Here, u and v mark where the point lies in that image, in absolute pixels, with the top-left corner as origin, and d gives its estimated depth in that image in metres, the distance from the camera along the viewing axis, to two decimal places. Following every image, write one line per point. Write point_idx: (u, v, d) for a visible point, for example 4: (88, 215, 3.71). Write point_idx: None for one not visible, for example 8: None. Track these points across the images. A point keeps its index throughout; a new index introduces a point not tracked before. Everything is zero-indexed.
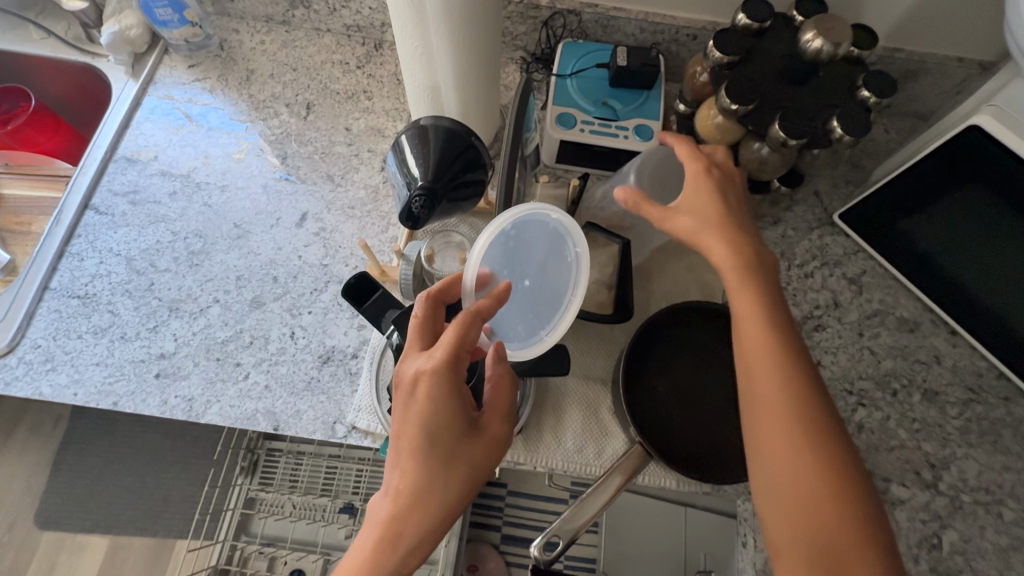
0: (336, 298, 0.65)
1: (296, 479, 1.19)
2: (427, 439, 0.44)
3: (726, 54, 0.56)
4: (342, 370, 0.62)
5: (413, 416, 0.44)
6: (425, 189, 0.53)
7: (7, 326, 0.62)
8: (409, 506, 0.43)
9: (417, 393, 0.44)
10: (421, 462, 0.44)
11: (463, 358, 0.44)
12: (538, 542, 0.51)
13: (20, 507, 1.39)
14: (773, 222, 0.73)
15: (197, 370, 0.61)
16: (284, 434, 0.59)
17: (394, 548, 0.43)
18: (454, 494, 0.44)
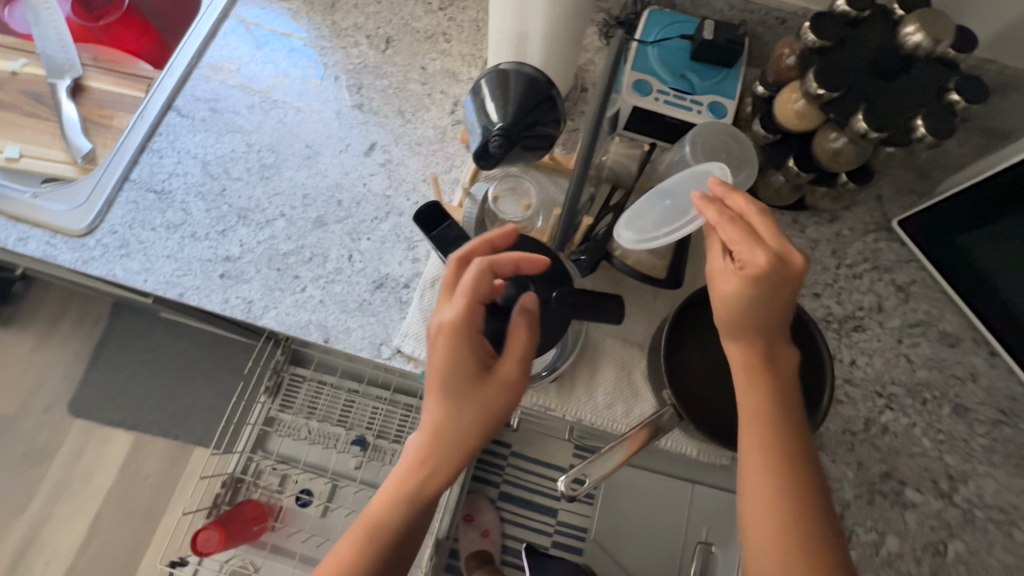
0: (394, 229, 0.68)
1: (315, 406, 1.24)
2: (447, 378, 0.47)
3: (820, 38, 0.56)
4: (393, 297, 0.65)
5: (437, 359, 0.47)
6: (504, 131, 0.56)
7: (88, 209, 0.65)
8: (434, 438, 0.47)
9: (442, 342, 0.47)
10: (440, 402, 0.47)
11: (478, 308, 0.47)
12: (564, 478, 0.53)
13: (58, 392, 1.48)
14: (830, 219, 0.71)
15: (258, 276, 0.64)
16: (333, 347, 0.62)
17: (419, 472, 0.47)
18: (470, 428, 0.47)
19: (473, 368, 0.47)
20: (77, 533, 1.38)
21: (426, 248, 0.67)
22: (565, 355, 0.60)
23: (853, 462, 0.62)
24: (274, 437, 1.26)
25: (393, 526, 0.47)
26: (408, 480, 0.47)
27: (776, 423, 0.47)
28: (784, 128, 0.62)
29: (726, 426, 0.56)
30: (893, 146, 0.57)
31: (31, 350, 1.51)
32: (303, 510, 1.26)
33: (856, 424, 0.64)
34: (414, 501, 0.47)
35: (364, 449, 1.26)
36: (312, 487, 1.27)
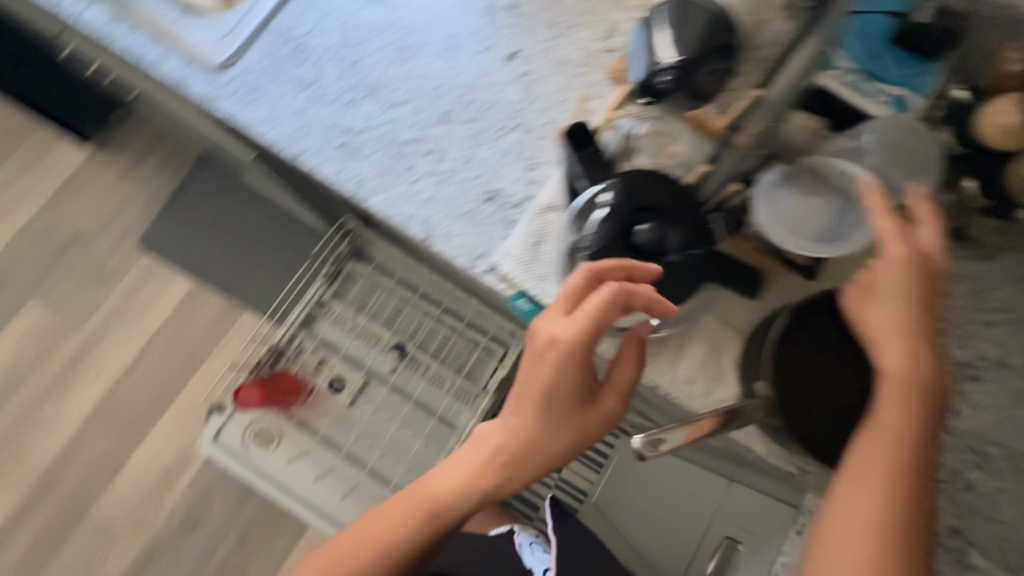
0: (518, 144, 0.65)
1: (370, 298, 1.32)
2: (548, 398, 0.50)
3: None
4: (500, 214, 0.63)
5: (540, 375, 0.50)
6: (680, 65, 0.52)
7: (228, 45, 0.64)
8: (523, 447, 0.52)
9: (554, 362, 0.49)
10: (534, 413, 0.51)
11: (598, 336, 0.48)
12: (640, 436, 0.49)
13: (133, 224, 1.55)
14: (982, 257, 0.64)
15: (375, 156, 0.63)
16: (432, 247, 0.61)
17: (499, 471, 0.53)
18: (561, 448, 0.51)
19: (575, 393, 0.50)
20: (125, 357, 1.47)
21: (546, 172, 0.64)
22: (672, 318, 0.57)
23: None
24: (322, 322, 1.30)
25: (467, 505, 0.56)
26: (489, 468, 0.54)
27: (910, 416, 0.47)
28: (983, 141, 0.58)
29: (815, 434, 0.53)
30: None
31: (116, 179, 1.58)
32: (333, 398, 1.27)
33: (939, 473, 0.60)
34: (489, 493, 0.55)
35: (401, 356, 1.30)
36: (345, 378, 1.28)
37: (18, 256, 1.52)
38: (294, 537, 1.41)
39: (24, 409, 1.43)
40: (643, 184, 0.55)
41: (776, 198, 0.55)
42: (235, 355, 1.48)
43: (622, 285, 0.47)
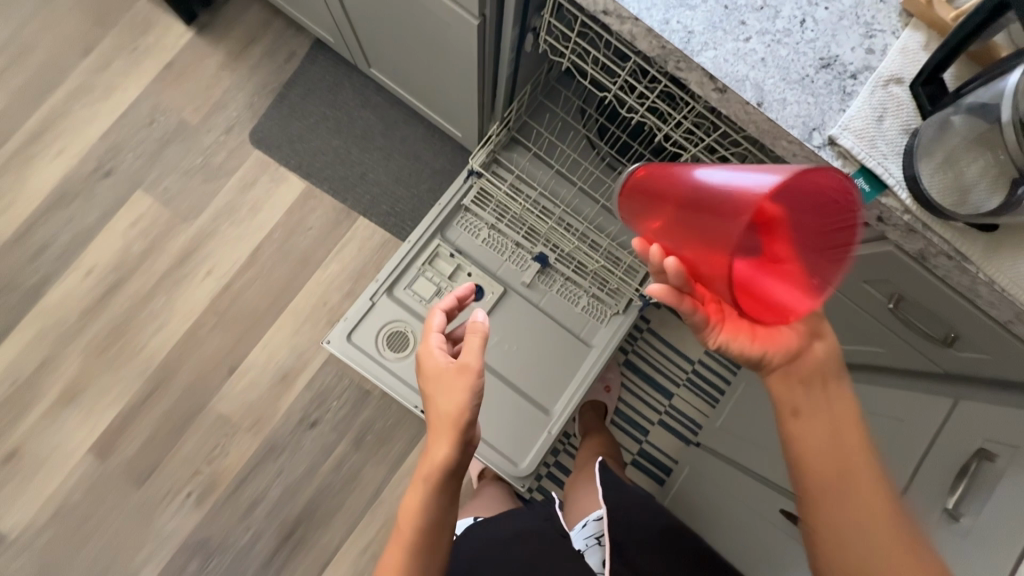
0: (855, 7, 0.58)
1: (514, 200, 1.24)
2: (440, 391, 0.65)
3: None
4: (837, 83, 0.56)
5: (430, 379, 0.67)
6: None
7: None
8: (443, 423, 0.63)
9: (443, 369, 0.66)
10: (440, 384, 0.65)
11: (437, 352, 0.68)
12: (897, 304, 0.71)
13: (239, 118, 1.45)
14: None
15: (703, 8, 0.56)
16: (764, 113, 0.56)
17: (447, 430, 0.63)
18: (445, 395, 0.64)
19: (441, 370, 0.66)
20: (237, 256, 1.42)
21: (886, 42, 0.57)
22: (883, 254, 0.65)
23: None
24: (457, 228, 1.25)
25: (446, 462, 0.62)
26: (444, 445, 0.62)
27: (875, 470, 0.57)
28: None
29: (940, 324, 0.69)
30: None
31: (220, 65, 1.46)
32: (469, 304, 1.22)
33: None
34: (436, 466, 0.62)
35: (542, 268, 1.26)
36: (484, 287, 1.23)
37: (121, 142, 1.43)
38: (411, 443, 1.42)
39: (136, 302, 1.39)
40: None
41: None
42: (350, 260, 1.44)
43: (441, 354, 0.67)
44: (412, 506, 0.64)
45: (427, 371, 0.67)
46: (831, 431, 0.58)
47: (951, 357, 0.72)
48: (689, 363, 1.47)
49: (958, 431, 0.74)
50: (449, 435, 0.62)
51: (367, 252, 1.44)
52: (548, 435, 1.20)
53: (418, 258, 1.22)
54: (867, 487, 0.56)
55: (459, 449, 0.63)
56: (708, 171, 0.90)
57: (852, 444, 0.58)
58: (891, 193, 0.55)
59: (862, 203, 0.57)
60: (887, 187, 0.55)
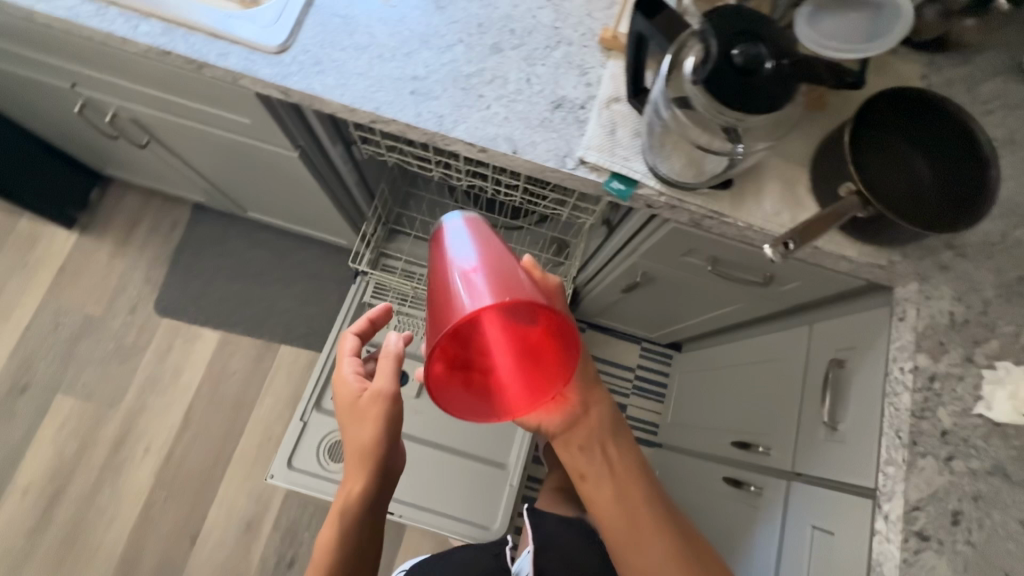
0: (566, 56, 0.71)
1: (410, 282, 1.33)
2: (354, 420, 0.70)
3: None
4: (571, 116, 0.69)
5: (344, 410, 0.71)
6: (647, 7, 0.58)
7: (282, 29, 0.68)
8: (356, 455, 0.69)
9: (353, 396, 0.70)
10: (354, 414, 0.70)
11: (352, 382, 0.71)
12: (717, 267, 0.81)
13: (141, 295, 1.51)
14: (928, 65, 0.76)
15: (445, 94, 0.68)
16: (522, 158, 0.67)
17: (358, 462, 0.69)
18: (357, 429, 0.69)
19: (353, 403, 0.70)
20: (171, 423, 1.43)
21: (599, 73, 0.71)
22: (676, 234, 0.76)
23: (992, 268, 0.69)
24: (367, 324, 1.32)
25: (357, 495, 0.68)
26: (353, 476, 0.69)
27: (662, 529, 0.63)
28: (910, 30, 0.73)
29: (753, 271, 0.80)
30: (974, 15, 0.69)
31: (110, 255, 1.54)
32: None
33: (993, 237, 0.70)
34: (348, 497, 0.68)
35: None
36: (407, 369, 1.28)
37: (30, 355, 1.45)
38: (395, 545, 1.40)
39: (80, 505, 1.36)
40: (728, 15, 0.52)
41: (835, 37, 0.59)
42: (282, 389, 1.48)
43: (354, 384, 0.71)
44: (320, 542, 0.68)
45: (342, 401, 0.71)
46: (616, 492, 0.64)
47: (780, 291, 0.82)
48: (627, 372, 1.52)
49: (818, 350, 0.83)
50: (358, 471, 0.68)
51: (296, 374, 1.49)
52: (511, 487, 1.22)
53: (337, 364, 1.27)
54: (651, 547, 0.63)
55: (371, 482, 0.69)
56: (545, 206, 1.02)
57: (639, 509, 0.64)
58: (642, 184, 0.66)
59: (626, 199, 0.68)
60: (638, 182, 0.66)
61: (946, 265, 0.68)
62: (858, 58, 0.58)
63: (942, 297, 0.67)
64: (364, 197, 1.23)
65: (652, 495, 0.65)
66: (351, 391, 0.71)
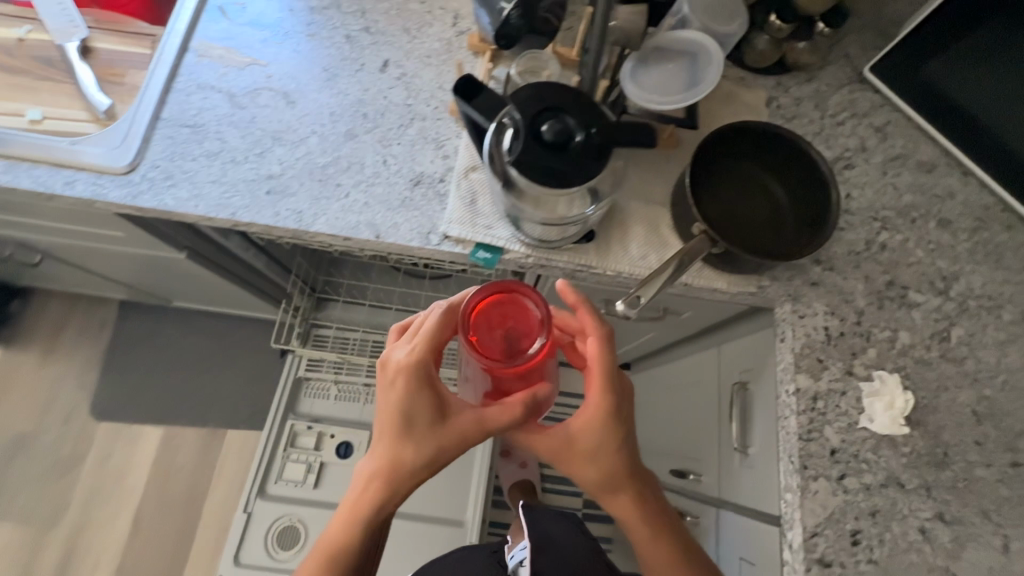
0: (421, 132, 0.72)
1: (345, 350, 1.31)
2: (406, 433, 0.53)
3: None
4: (431, 191, 0.69)
5: (390, 410, 0.53)
6: (467, 79, 0.57)
7: (129, 148, 0.67)
8: (394, 471, 0.54)
9: (414, 405, 0.52)
10: (414, 431, 0.52)
11: (422, 391, 0.52)
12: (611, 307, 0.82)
13: (76, 401, 1.47)
14: (777, 86, 0.78)
15: (302, 189, 0.68)
16: (385, 241, 0.67)
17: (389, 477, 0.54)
18: (414, 454, 0.52)
19: (409, 419, 0.52)
20: (120, 531, 1.38)
21: (455, 144, 0.72)
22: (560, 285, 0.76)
23: (861, 277, 0.70)
24: (305, 399, 1.29)
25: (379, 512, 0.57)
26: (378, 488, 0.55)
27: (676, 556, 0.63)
28: (749, 59, 0.76)
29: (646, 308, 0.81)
30: (800, 39, 0.72)
31: (40, 364, 1.49)
32: (344, 463, 1.24)
33: (859, 246, 0.72)
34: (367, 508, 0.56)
35: None
36: (351, 439, 1.26)
37: None
38: None
39: None
40: (538, 89, 0.53)
41: (643, 81, 0.61)
42: (233, 475, 1.44)
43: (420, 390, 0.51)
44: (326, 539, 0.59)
45: (390, 405, 0.52)
46: (644, 538, 0.61)
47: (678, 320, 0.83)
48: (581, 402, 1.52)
49: (726, 373, 0.83)
50: (392, 487, 0.55)
51: (246, 457, 1.45)
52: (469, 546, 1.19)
53: (277, 445, 1.23)
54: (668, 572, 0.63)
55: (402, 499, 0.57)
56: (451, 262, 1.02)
57: (661, 547, 0.62)
58: (507, 250, 0.66)
59: (495, 265, 0.68)
60: (503, 248, 0.67)
61: (816, 281, 0.70)
62: (648, 107, 0.60)
63: (816, 313, 0.68)
64: (281, 274, 1.22)
65: (676, 532, 0.63)
66: (415, 403, 0.51)
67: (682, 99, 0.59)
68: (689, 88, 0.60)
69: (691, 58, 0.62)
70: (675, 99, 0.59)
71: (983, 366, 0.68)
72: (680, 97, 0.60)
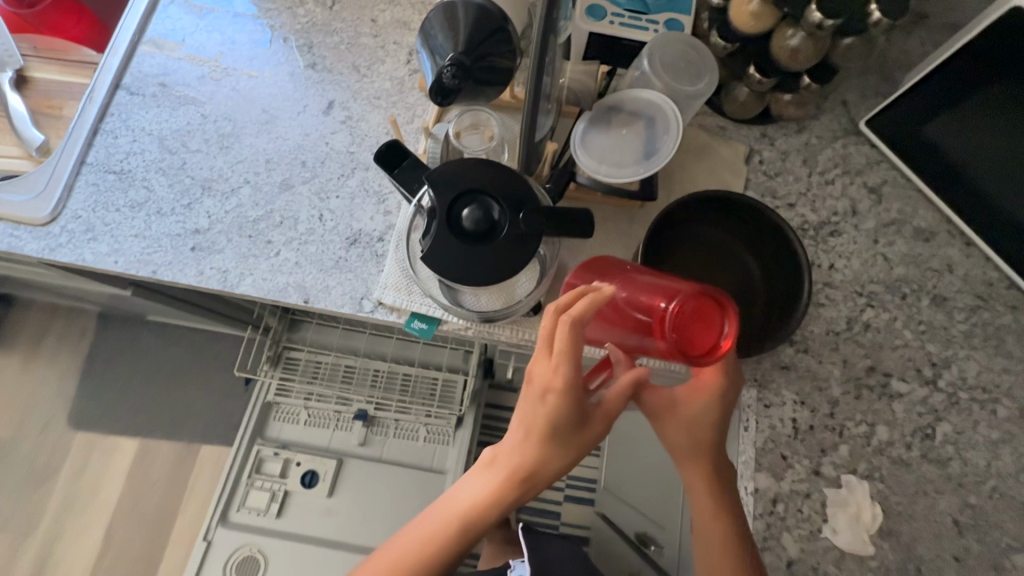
0: (362, 184, 0.67)
1: (316, 377, 1.27)
2: (550, 427, 0.49)
3: (728, 42, 0.62)
4: (369, 252, 0.64)
5: (532, 406, 0.49)
6: (390, 144, 0.51)
7: (48, 196, 0.63)
8: (520, 471, 0.51)
9: (567, 389, 0.48)
10: (558, 422, 0.49)
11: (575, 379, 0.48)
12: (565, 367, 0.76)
13: (54, 409, 1.47)
14: (761, 136, 0.70)
15: (230, 245, 0.63)
16: (314, 307, 0.62)
17: (517, 475, 0.51)
18: (560, 454, 0.50)
19: (552, 413, 0.49)
20: (92, 543, 1.38)
21: (398, 199, 0.66)
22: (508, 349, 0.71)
23: (838, 360, 0.63)
24: (273, 423, 1.26)
25: (486, 515, 0.52)
26: (502, 487, 0.51)
27: None
28: (728, 108, 0.69)
29: None
30: (785, 91, 0.64)
31: (20, 370, 1.49)
32: (309, 492, 1.21)
33: (839, 324, 0.65)
34: (475, 513, 0.52)
35: (367, 423, 1.27)
36: (317, 468, 1.23)
37: None
38: None
39: None
40: (465, 165, 0.47)
41: (592, 143, 0.56)
42: (206, 491, 1.43)
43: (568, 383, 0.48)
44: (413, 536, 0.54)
45: (529, 402, 0.49)
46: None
47: None
48: None
49: None
50: (511, 486, 0.51)
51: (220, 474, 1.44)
52: None
53: (243, 471, 1.21)
54: None
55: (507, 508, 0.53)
56: None
57: None
58: (443, 321, 0.61)
59: (433, 335, 0.63)
60: (440, 318, 0.61)
61: (787, 364, 0.63)
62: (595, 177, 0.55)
63: (784, 403, 0.62)
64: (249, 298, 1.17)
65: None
66: (569, 390, 0.48)
67: (630, 172, 0.54)
68: (641, 159, 0.55)
69: (648, 124, 0.56)
70: (624, 173, 0.54)
71: (971, 471, 0.60)
72: (629, 169, 0.55)
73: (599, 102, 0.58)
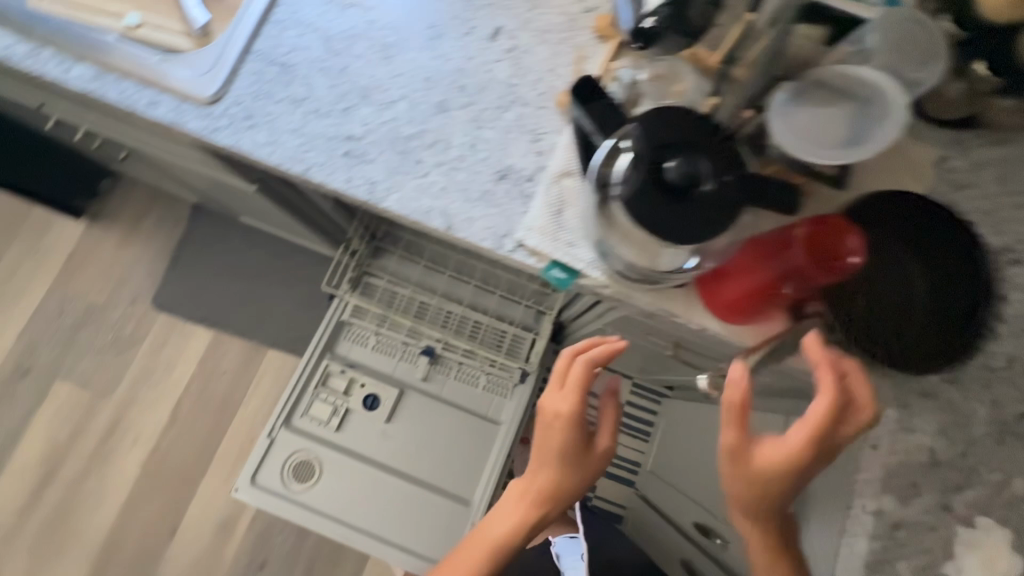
0: (519, 119, 0.64)
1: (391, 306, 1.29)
2: (567, 423, 0.64)
3: (960, 27, 0.56)
4: (516, 190, 0.62)
5: (550, 417, 0.66)
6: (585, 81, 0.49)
7: (215, 77, 0.64)
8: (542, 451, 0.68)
9: (573, 394, 0.64)
10: (566, 426, 0.65)
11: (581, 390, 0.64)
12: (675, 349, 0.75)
13: (142, 287, 1.55)
14: (955, 143, 0.63)
15: (381, 158, 0.63)
16: (455, 235, 0.61)
17: (544, 456, 0.68)
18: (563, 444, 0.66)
19: (568, 424, 0.64)
20: (161, 416, 1.48)
21: (553, 141, 0.64)
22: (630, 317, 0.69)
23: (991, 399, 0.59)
24: (344, 342, 1.29)
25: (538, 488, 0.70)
26: (539, 472, 0.69)
27: None
28: (930, 105, 0.62)
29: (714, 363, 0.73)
30: (1008, 96, 0.57)
31: (116, 245, 1.57)
32: (368, 414, 1.26)
33: None
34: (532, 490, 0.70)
35: (432, 360, 1.29)
36: (379, 393, 1.26)
37: (38, 337, 1.52)
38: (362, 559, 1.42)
39: (72, 487, 1.44)
40: (666, 119, 0.45)
41: (791, 115, 0.51)
42: (268, 393, 1.50)
43: (578, 390, 0.63)
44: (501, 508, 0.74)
45: (550, 404, 0.65)
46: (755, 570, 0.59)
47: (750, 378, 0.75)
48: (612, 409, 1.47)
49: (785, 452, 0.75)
50: (544, 467, 0.69)
51: (283, 379, 1.51)
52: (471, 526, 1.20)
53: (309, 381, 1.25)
54: None
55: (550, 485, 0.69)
56: None
57: None
58: (584, 275, 0.59)
59: (568, 287, 0.61)
60: (580, 271, 0.59)
61: (929, 392, 0.59)
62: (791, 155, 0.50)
63: (922, 431, 0.58)
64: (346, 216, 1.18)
65: None
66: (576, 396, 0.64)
67: (831, 157, 0.49)
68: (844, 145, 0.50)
69: (861, 106, 0.50)
70: (824, 156, 0.49)
71: None
72: (829, 153, 0.50)
73: (809, 73, 0.52)
